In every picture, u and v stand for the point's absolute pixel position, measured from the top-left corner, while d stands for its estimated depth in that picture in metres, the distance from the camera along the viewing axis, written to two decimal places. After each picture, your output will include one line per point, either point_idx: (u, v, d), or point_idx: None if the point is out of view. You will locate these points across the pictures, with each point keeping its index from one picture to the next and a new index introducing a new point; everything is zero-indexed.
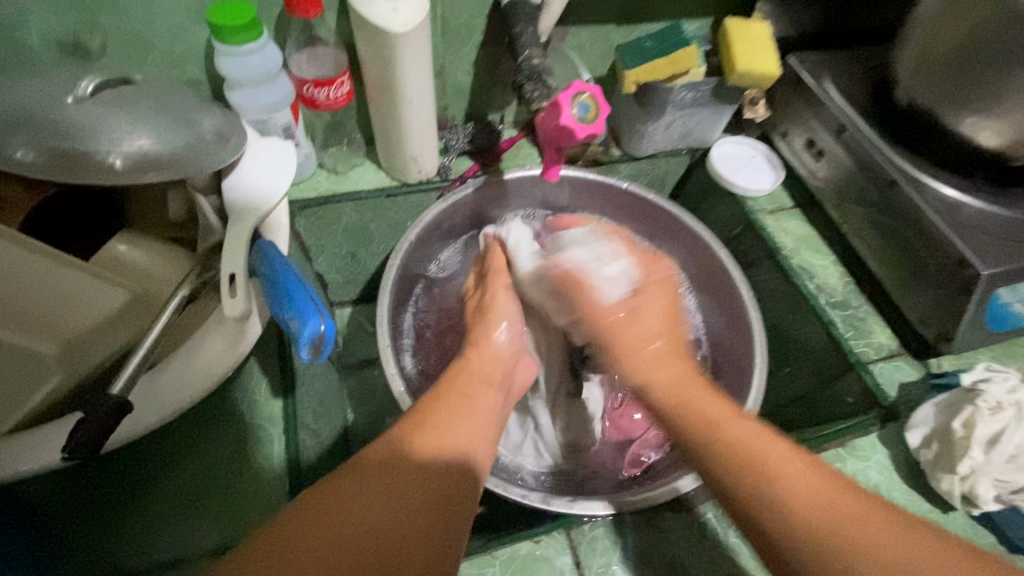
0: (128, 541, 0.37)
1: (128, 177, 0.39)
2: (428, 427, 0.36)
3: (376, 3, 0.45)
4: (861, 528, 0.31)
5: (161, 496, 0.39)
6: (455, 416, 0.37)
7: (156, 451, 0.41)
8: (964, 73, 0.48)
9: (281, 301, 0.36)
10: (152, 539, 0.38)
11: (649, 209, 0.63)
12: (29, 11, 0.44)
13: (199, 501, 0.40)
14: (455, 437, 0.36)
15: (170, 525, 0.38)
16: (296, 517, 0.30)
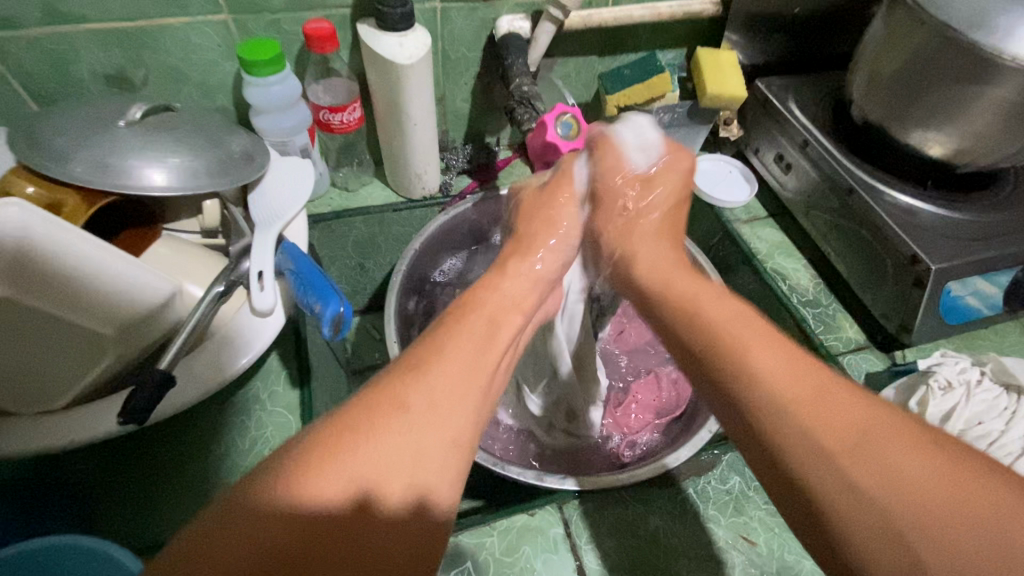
0: (137, 520, 0.42)
1: (173, 193, 0.44)
2: (424, 369, 0.33)
3: (385, 41, 0.52)
4: (907, 471, 0.28)
5: (171, 484, 0.43)
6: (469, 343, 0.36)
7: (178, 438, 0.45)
8: (908, 93, 0.54)
9: (305, 289, 0.44)
10: (156, 523, 0.41)
11: None
12: (84, 50, 0.51)
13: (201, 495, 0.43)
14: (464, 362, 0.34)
15: (172, 513, 0.42)
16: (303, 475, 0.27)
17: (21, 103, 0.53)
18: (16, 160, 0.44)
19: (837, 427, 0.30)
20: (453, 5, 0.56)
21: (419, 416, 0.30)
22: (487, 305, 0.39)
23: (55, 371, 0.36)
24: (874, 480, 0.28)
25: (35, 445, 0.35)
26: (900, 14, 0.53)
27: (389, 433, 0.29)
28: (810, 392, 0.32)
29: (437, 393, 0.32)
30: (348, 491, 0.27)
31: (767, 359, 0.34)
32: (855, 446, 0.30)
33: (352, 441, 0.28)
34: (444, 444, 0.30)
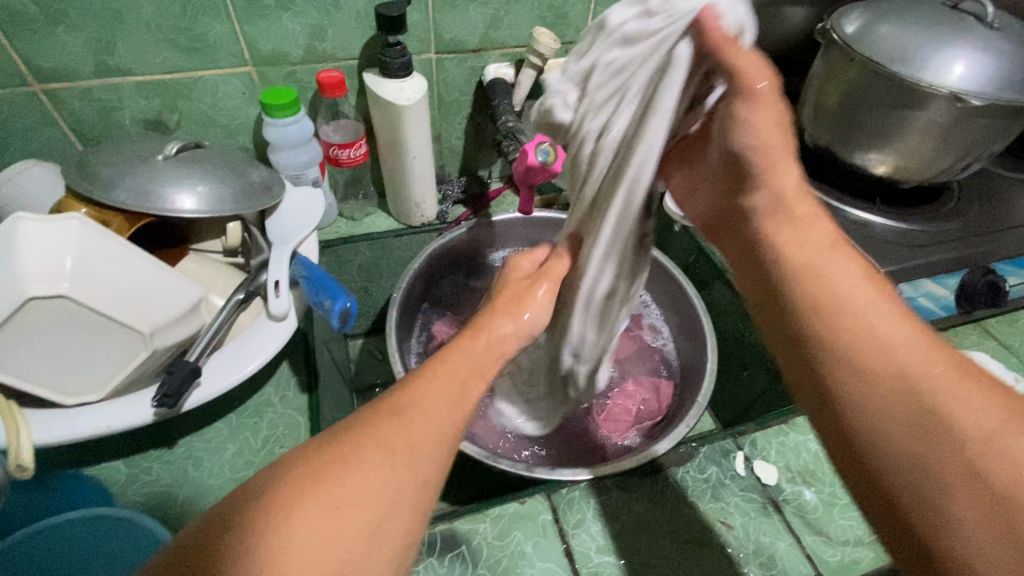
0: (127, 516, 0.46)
1: (201, 215, 0.50)
2: (399, 412, 0.32)
3: (387, 86, 0.59)
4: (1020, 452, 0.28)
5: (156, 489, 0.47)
6: (438, 397, 0.34)
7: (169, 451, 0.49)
8: (851, 120, 0.60)
9: (316, 290, 0.51)
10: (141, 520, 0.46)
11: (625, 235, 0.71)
12: (127, 98, 0.59)
13: (165, 511, 0.46)
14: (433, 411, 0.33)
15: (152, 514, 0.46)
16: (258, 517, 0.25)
17: (69, 145, 0.61)
18: (68, 189, 0.51)
19: (953, 405, 0.30)
20: (446, 56, 0.65)
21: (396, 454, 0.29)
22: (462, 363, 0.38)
23: (100, 366, 0.42)
24: (985, 465, 0.28)
25: (80, 432, 0.41)
26: (835, 53, 0.59)
27: (358, 474, 0.28)
28: (932, 372, 0.31)
29: (410, 434, 0.31)
30: (303, 544, 0.25)
31: (890, 337, 0.33)
32: (963, 429, 0.29)
33: (311, 490, 0.26)
34: (410, 490, 0.29)
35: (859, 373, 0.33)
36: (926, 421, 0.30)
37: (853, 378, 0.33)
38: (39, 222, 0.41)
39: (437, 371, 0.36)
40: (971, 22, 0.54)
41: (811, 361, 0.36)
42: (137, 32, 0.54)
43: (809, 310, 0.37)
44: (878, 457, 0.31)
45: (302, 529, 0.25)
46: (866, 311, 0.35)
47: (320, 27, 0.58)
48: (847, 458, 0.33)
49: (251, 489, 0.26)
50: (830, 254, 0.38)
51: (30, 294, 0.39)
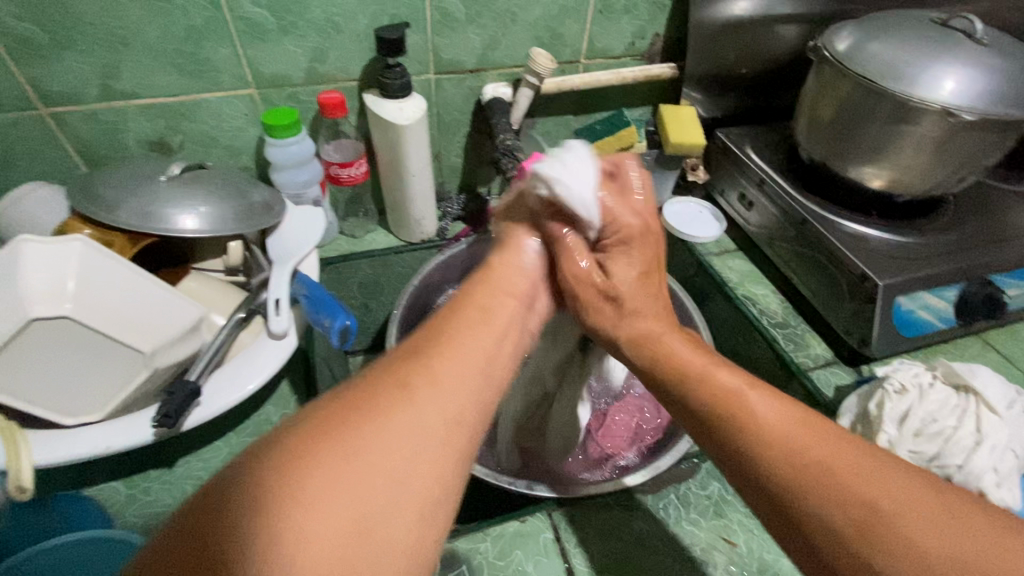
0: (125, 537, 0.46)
1: (203, 235, 0.51)
2: (435, 357, 0.33)
3: (387, 106, 0.60)
4: (919, 531, 0.28)
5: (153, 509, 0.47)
6: (468, 348, 0.35)
7: (168, 471, 0.49)
8: (845, 135, 0.61)
9: (316, 309, 0.51)
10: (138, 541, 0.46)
11: None
12: (132, 121, 0.60)
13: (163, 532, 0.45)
14: (464, 366, 0.33)
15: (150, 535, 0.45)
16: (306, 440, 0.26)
17: (73, 166, 0.62)
18: (72, 210, 0.51)
19: (858, 499, 0.30)
20: (445, 76, 0.66)
21: (431, 404, 0.30)
22: (485, 306, 0.39)
23: (100, 387, 0.42)
24: (889, 551, 0.28)
25: (78, 453, 0.41)
26: (828, 70, 0.60)
27: (393, 413, 0.29)
28: (843, 461, 0.31)
29: (438, 373, 0.32)
30: (357, 465, 0.26)
31: (788, 433, 0.33)
32: (870, 516, 0.29)
33: (358, 417, 0.28)
34: (445, 425, 0.30)
35: (777, 461, 0.33)
36: (834, 515, 0.30)
37: (779, 469, 0.32)
38: (43, 244, 0.42)
39: (456, 313, 0.38)
40: (960, 39, 0.55)
41: (732, 454, 0.35)
42: (142, 57, 0.56)
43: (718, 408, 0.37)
44: (809, 540, 0.30)
45: (353, 448, 0.27)
46: (752, 406, 0.35)
47: (321, 50, 0.59)
48: (787, 539, 0.32)
49: (302, 421, 0.28)
50: (716, 369, 0.39)
51: (32, 316, 0.40)
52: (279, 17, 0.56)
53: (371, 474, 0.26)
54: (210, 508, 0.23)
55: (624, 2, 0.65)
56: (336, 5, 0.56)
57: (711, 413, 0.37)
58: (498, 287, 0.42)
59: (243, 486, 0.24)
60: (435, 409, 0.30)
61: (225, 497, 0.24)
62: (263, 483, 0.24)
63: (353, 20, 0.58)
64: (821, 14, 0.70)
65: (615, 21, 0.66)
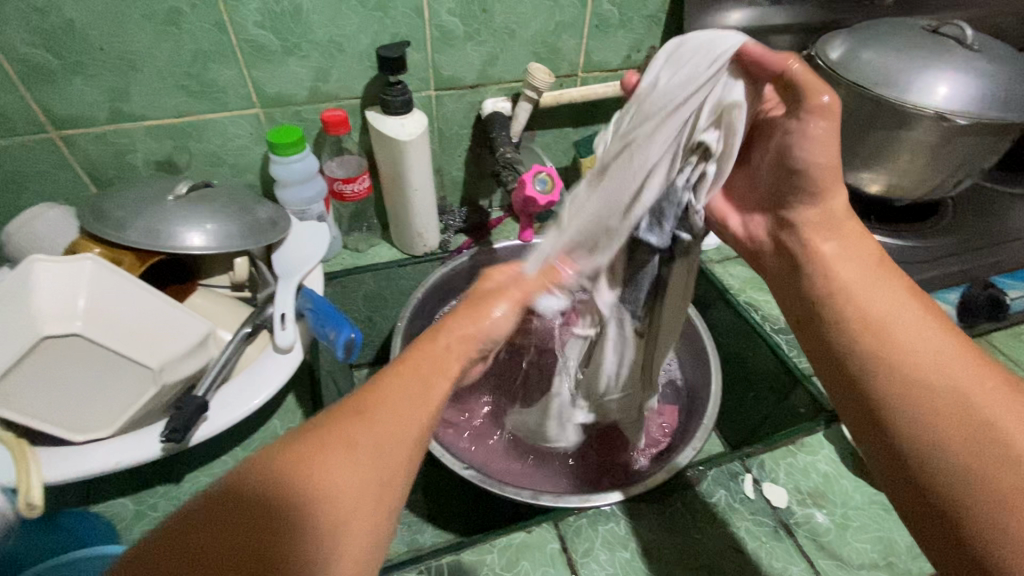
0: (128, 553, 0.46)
1: (210, 251, 0.52)
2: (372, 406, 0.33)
3: (388, 122, 0.61)
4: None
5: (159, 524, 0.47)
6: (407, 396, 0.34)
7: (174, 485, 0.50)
8: (842, 142, 0.61)
9: (321, 321, 0.52)
10: None
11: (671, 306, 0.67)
12: (140, 141, 0.61)
13: None
14: (401, 407, 0.33)
15: None
16: (261, 468, 0.28)
17: (83, 187, 0.63)
18: (82, 230, 0.52)
19: (964, 407, 0.31)
20: (445, 92, 0.67)
21: (370, 446, 0.31)
22: (430, 355, 0.38)
23: (111, 403, 0.43)
24: (992, 457, 0.29)
25: (89, 468, 0.41)
26: (821, 78, 0.61)
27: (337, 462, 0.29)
28: (965, 378, 0.32)
29: (380, 428, 0.32)
30: (319, 509, 0.27)
31: (929, 364, 0.33)
32: (978, 429, 0.30)
33: (307, 464, 0.28)
34: (391, 471, 0.31)
35: (893, 386, 0.33)
36: (938, 430, 0.31)
37: (886, 391, 0.34)
38: (57, 263, 0.43)
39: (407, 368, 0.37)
40: (952, 44, 0.56)
41: (852, 382, 0.36)
42: (151, 80, 0.57)
43: (842, 331, 0.37)
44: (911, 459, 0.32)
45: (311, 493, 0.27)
46: (918, 362, 0.33)
47: (324, 69, 0.61)
48: (885, 459, 0.33)
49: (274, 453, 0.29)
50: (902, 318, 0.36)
51: (44, 334, 0.40)
52: (283, 38, 0.57)
53: (326, 503, 0.27)
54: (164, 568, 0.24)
55: (620, 16, 0.66)
56: (338, 26, 0.58)
57: (836, 337, 0.37)
58: (434, 355, 0.39)
59: (204, 533, 0.25)
60: (380, 446, 0.31)
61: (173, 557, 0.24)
62: (217, 537, 0.25)
63: (355, 40, 0.59)
64: (814, 23, 0.71)
65: (611, 35, 0.68)
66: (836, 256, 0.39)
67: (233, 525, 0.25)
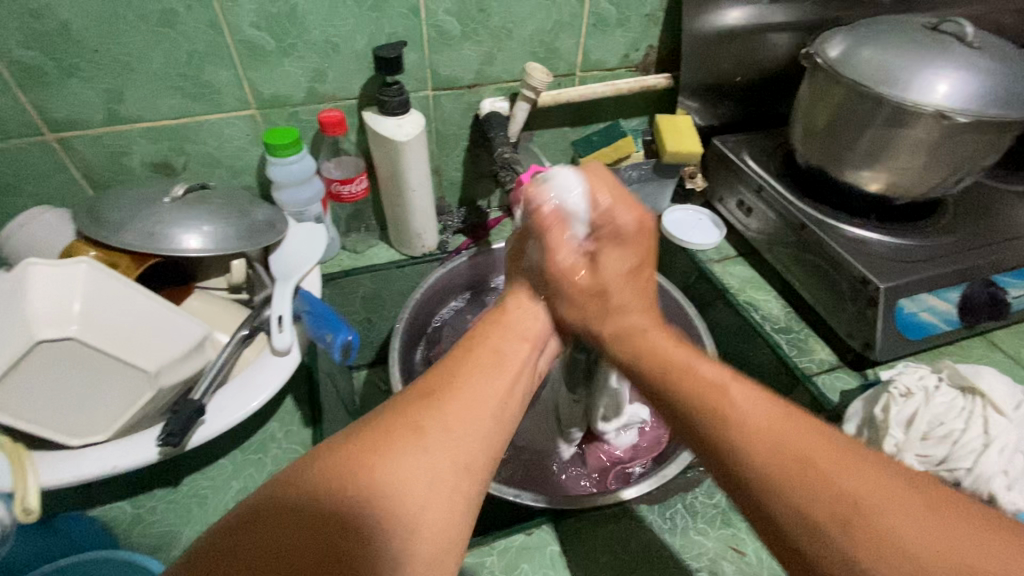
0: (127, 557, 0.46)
1: (207, 254, 0.51)
2: (443, 396, 0.35)
3: (386, 123, 0.61)
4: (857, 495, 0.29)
5: (158, 528, 0.47)
6: (476, 376, 0.37)
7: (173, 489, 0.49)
8: (842, 141, 0.61)
9: (318, 324, 0.52)
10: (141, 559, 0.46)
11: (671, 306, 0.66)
12: (136, 143, 0.61)
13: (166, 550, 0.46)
14: (482, 391, 0.36)
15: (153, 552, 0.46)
16: (328, 459, 0.29)
17: (79, 189, 0.63)
18: (78, 233, 0.52)
19: (855, 513, 0.28)
20: (443, 92, 0.67)
21: (439, 438, 0.32)
22: (494, 340, 0.42)
23: (107, 406, 0.43)
24: (870, 544, 0.27)
25: (86, 472, 0.41)
26: (821, 76, 0.61)
27: (408, 454, 0.30)
28: (785, 429, 0.32)
29: (450, 417, 0.33)
30: (395, 495, 0.29)
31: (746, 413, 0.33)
32: (850, 504, 0.28)
33: (385, 449, 0.30)
34: (470, 458, 0.33)
35: (777, 493, 0.30)
36: (830, 536, 0.28)
37: (733, 452, 0.33)
38: (51, 266, 0.43)
39: (469, 355, 0.39)
40: (952, 42, 0.56)
41: (738, 484, 0.32)
42: (146, 82, 0.57)
43: (711, 429, 0.34)
44: (811, 565, 0.29)
45: (388, 476, 0.29)
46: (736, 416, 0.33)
47: (320, 70, 0.60)
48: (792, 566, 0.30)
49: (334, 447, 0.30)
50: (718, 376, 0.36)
51: (39, 337, 0.40)
52: (279, 39, 0.57)
53: (402, 489, 0.29)
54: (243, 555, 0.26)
55: (618, 15, 0.66)
56: (334, 26, 0.57)
57: (697, 420, 0.35)
58: (512, 330, 0.44)
59: (272, 528, 0.26)
60: (451, 434, 0.33)
61: (261, 540, 0.26)
62: (307, 522, 0.27)
63: (351, 40, 0.59)
64: (813, 21, 0.71)
65: (609, 34, 0.67)
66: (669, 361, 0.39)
67: (303, 518, 0.27)
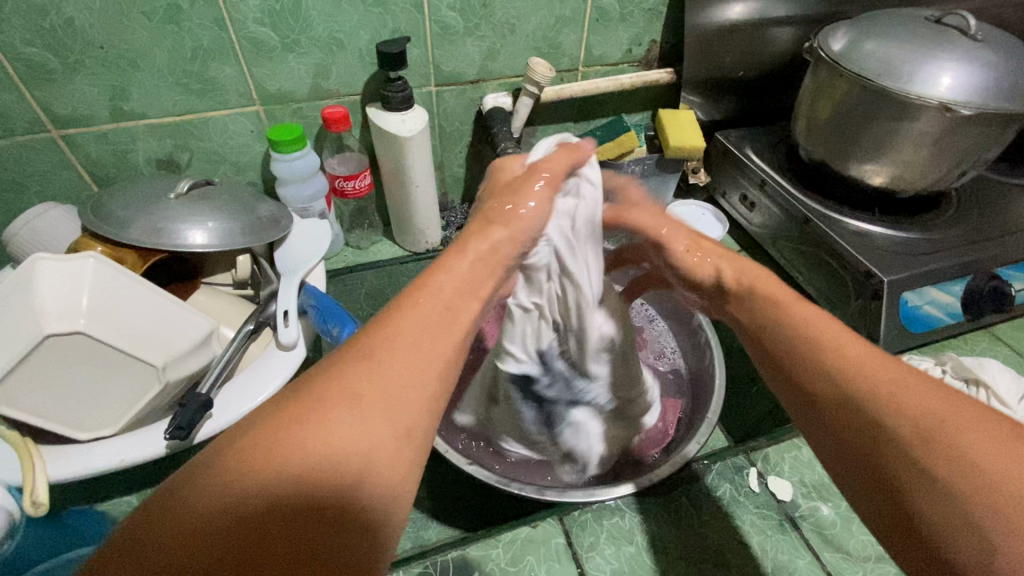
0: None
1: (212, 249, 0.52)
2: (379, 351, 0.30)
3: (389, 119, 0.61)
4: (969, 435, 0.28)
5: None
6: (422, 330, 0.33)
7: None
8: (846, 135, 0.61)
9: (324, 318, 0.52)
10: None
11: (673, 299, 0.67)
12: (141, 140, 0.61)
13: None
14: (421, 349, 0.32)
15: None
16: (248, 429, 0.26)
17: (84, 186, 0.63)
18: (84, 229, 0.53)
19: (957, 456, 0.27)
20: (446, 88, 0.67)
21: (375, 403, 0.28)
22: (445, 292, 0.36)
23: (114, 401, 0.43)
24: (961, 472, 0.27)
25: (95, 466, 0.41)
26: (824, 70, 0.61)
27: (333, 418, 0.27)
28: (881, 369, 0.33)
29: (385, 374, 0.29)
30: (322, 454, 0.25)
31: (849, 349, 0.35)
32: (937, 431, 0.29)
33: (307, 417, 0.26)
34: (409, 421, 0.29)
35: (875, 438, 0.30)
36: (936, 481, 0.27)
37: (825, 389, 0.34)
38: (58, 261, 0.43)
39: (416, 305, 0.34)
40: (955, 35, 0.56)
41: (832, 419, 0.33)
42: (150, 78, 0.57)
43: (807, 371, 0.36)
44: (897, 498, 0.29)
45: (323, 446, 0.26)
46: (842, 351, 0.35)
47: (324, 66, 0.60)
48: (886, 521, 0.30)
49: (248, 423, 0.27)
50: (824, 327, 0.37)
51: (47, 332, 0.40)
52: (283, 35, 0.57)
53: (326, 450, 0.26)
54: (157, 537, 0.22)
55: (620, 10, 0.66)
56: (338, 22, 0.58)
57: (796, 363, 0.37)
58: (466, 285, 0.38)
59: (179, 514, 0.23)
60: (388, 395, 0.29)
61: (172, 531, 0.22)
62: (232, 508, 0.23)
63: (355, 36, 0.59)
64: (816, 15, 0.71)
65: (612, 28, 0.67)
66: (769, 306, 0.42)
67: (221, 502, 0.23)
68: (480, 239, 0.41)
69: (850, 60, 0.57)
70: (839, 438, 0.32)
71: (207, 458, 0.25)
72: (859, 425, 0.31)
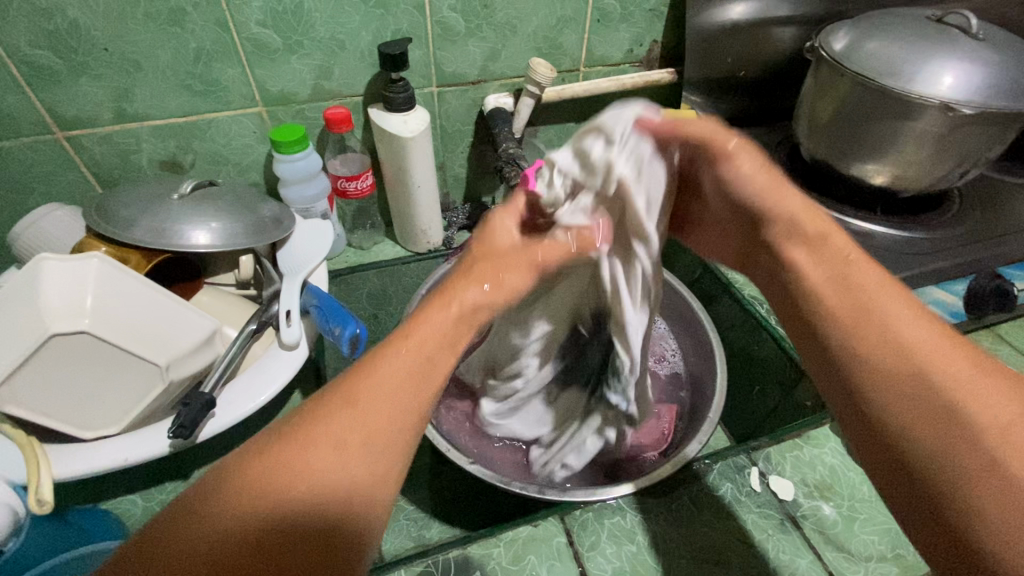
0: None
1: (215, 250, 0.52)
2: (361, 394, 0.32)
3: (391, 119, 0.62)
4: None
5: None
6: (402, 373, 0.34)
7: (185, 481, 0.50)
8: (847, 134, 0.61)
9: (326, 318, 0.52)
10: None
11: (674, 298, 0.67)
12: (145, 141, 0.62)
13: None
14: (398, 393, 0.33)
15: None
16: (240, 462, 0.29)
17: (89, 187, 0.63)
18: (89, 229, 0.53)
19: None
20: (448, 88, 0.67)
21: (354, 439, 0.30)
22: (431, 337, 0.37)
23: (119, 400, 0.44)
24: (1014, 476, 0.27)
25: (99, 465, 0.42)
26: (825, 70, 0.61)
27: (313, 458, 0.29)
28: (950, 365, 0.32)
29: (368, 416, 0.31)
30: (301, 491, 0.28)
31: (918, 343, 0.34)
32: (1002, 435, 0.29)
33: (289, 453, 0.29)
34: (384, 459, 0.31)
35: (930, 434, 0.30)
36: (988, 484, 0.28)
37: (880, 386, 0.33)
38: (63, 261, 0.43)
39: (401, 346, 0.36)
40: (955, 34, 0.56)
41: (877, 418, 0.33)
42: (154, 80, 0.57)
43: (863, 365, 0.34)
44: (936, 494, 0.29)
45: (302, 484, 0.28)
46: (912, 347, 0.33)
47: (326, 67, 0.61)
48: (924, 518, 0.30)
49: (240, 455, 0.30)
50: (892, 316, 0.35)
51: (52, 331, 0.41)
52: (285, 36, 0.57)
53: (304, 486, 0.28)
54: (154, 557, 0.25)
55: (620, 10, 0.66)
56: (340, 23, 0.58)
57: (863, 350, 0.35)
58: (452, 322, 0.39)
59: (176, 538, 0.26)
60: (366, 437, 0.31)
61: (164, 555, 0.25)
62: (218, 533, 0.26)
63: (356, 37, 0.59)
64: (817, 15, 0.71)
65: (613, 29, 0.67)
66: (842, 272, 0.38)
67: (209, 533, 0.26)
68: (463, 292, 0.41)
69: (852, 60, 0.57)
70: (885, 433, 0.32)
71: (202, 485, 0.28)
72: (908, 421, 0.31)
